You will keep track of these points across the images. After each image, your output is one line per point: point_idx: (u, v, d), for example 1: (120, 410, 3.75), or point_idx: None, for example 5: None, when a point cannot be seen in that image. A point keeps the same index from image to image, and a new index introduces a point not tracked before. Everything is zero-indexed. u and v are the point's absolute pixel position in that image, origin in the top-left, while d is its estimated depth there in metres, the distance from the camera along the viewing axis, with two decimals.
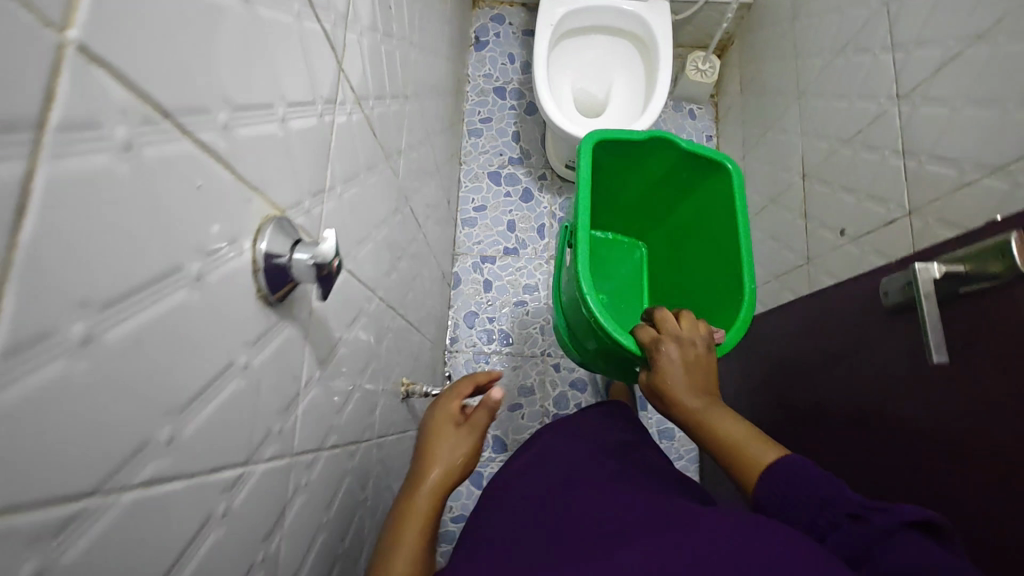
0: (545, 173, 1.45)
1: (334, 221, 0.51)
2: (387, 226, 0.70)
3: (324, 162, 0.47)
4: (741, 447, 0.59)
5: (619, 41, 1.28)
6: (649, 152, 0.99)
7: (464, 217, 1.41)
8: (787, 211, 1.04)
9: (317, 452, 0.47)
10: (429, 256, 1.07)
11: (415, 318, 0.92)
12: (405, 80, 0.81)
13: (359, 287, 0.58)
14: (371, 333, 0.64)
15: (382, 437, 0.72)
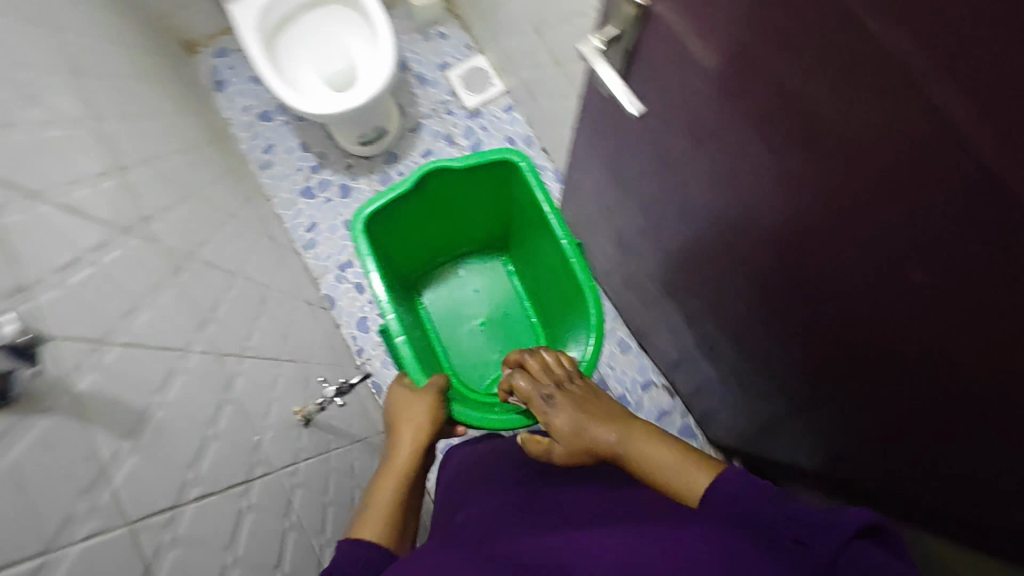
0: (350, 160, 1.45)
1: (71, 306, 0.50)
2: (172, 288, 0.70)
3: (11, 259, 0.46)
4: (669, 475, 0.58)
5: (328, 9, 1.27)
6: (436, 191, 1.08)
7: (304, 243, 1.40)
8: (549, 66, 1.11)
9: (176, 506, 0.52)
10: (274, 296, 1.06)
11: (284, 354, 0.92)
12: (118, 148, 0.78)
13: (155, 352, 0.58)
14: (207, 387, 0.64)
15: (291, 465, 0.74)
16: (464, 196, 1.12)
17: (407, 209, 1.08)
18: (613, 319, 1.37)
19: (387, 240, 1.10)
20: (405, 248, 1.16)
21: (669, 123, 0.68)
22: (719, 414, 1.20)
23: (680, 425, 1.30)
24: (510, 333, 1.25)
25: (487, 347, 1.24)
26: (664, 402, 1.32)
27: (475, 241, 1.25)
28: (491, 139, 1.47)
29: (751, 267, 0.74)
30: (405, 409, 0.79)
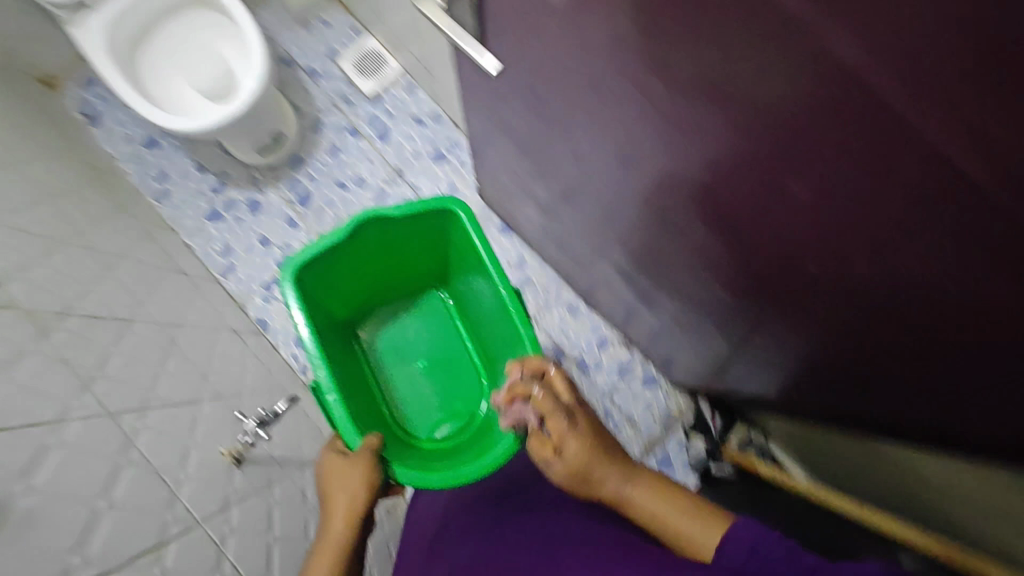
0: (254, 173, 1.36)
1: None
2: (42, 355, 0.62)
3: None
4: (679, 529, 0.59)
5: (186, 14, 1.17)
6: (371, 237, 0.99)
7: (222, 270, 1.31)
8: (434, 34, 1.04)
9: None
10: (189, 333, 0.99)
11: (203, 394, 0.86)
12: None
13: (22, 432, 0.52)
14: (100, 455, 0.59)
15: (222, 513, 0.69)
16: (403, 240, 1.03)
17: (344, 254, 0.98)
18: (556, 283, 1.34)
19: (319, 287, 1.00)
20: (336, 291, 1.05)
21: (548, 72, 0.63)
22: (677, 355, 1.19)
23: (642, 375, 1.29)
24: (452, 377, 1.13)
25: (429, 392, 1.13)
26: (622, 355, 1.30)
27: (412, 280, 1.14)
28: (398, 122, 1.39)
29: (665, 205, 0.71)
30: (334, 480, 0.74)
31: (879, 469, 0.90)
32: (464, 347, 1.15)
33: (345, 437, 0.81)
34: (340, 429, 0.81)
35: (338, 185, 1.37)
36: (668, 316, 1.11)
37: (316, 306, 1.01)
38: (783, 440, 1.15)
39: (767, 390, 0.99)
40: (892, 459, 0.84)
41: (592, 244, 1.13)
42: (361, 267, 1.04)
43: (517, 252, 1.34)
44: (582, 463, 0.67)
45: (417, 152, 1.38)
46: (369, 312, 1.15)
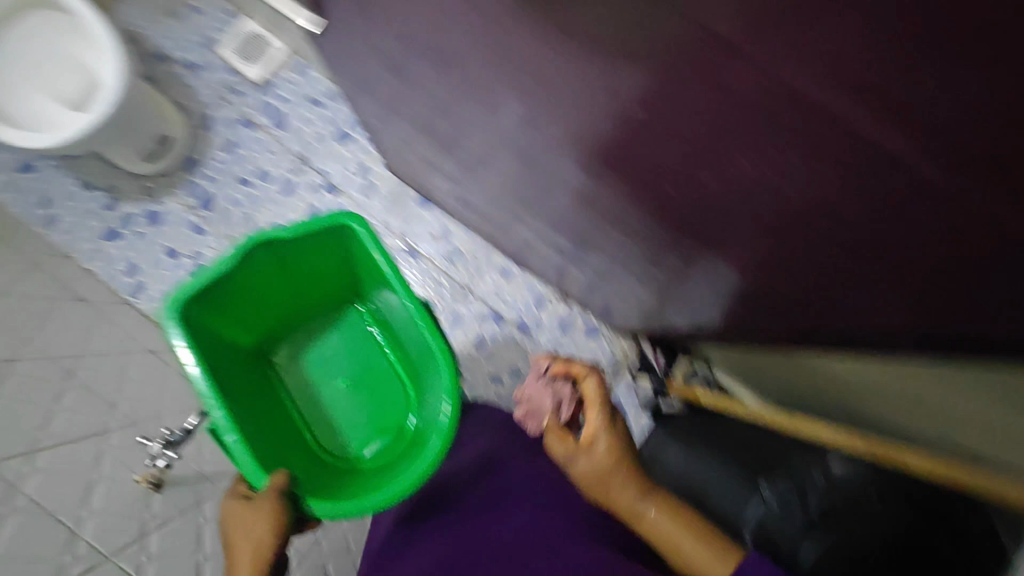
0: (147, 183, 1.27)
1: None
2: None
3: None
4: (691, 563, 0.62)
5: (24, 18, 1.06)
6: (263, 260, 0.94)
7: (131, 290, 1.24)
8: None
9: None
10: (93, 362, 0.92)
11: (113, 424, 0.81)
12: None
13: None
14: None
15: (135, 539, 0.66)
16: (300, 258, 0.98)
17: (239, 281, 0.93)
18: (486, 248, 1.30)
19: (212, 320, 0.93)
20: (237, 321, 0.99)
21: None
22: (614, 301, 1.18)
23: (584, 327, 1.28)
24: (376, 393, 1.06)
25: (355, 412, 1.06)
26: (561, 311, 1.28)
27: (321, 298, 1.08)
28: (293, 105, 1.31)
29: None
30: (236, 530, 0.69)
31: (808, 380, 0.90)
32: (387, 361, 1.08)
33: (248, 479, 0.78)
34: (243, 472, 0.78)
35: (241, 182, 1.29)
36: (598, 262, 1.09)
37: (214, 339, 0.93)
38: (722, 365, 1.15)
39: (699, 321, 1.00)
40: (816, 369, 0.84)
41: (510, 201, 1.10)
42: (257, 290, 0.98)
43: (440, 224, 1.30)
44: (606, 466, 0.72)
45: (319, 135, 1.31)
46: (282, 338, 1.08)
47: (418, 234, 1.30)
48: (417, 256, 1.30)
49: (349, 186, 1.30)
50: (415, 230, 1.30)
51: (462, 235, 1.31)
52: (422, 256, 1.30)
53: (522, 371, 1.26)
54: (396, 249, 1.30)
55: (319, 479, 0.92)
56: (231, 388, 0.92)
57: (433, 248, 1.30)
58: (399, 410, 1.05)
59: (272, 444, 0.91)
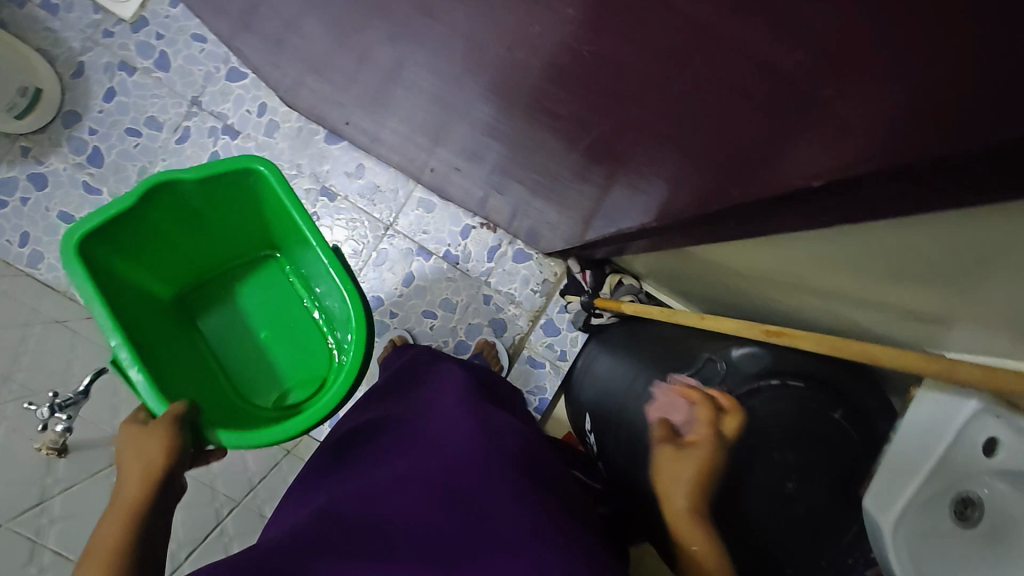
0: (24, 142, 1.17)
1: None
2: None
3: None
4: None
5: None
6: (171, 208, 0.87)
7: (27, 261, 1.16)
8: None
9: None
10: None
11: (7, 395, 0.77)
12: None
13: None
14: None
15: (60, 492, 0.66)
16: (212, 209, 0.92)
17: (145, 233, 0.87)
18: (403, 182, 1.26)
19: (123, 267, 0.87)
20: (150, 273, 0.94)
21: None
22: (537, 222, 1.16)
23: (513, 253, 1.26)
24: (296, 342, 1.07)
25: (277, 362, 1.06)
26: (488, 239, 1.26)
27: (235, 251, 1.04)
28: (176, 43, 1.21)
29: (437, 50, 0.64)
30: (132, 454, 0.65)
31: (722, 280, 0.91)
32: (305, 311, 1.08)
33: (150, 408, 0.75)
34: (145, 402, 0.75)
35: (131, 134, 1.20)
36: (513, 184, 1.07)
37: (128, 286, 0.88)
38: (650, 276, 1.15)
39: (616, 232, 0.99)
40: (726, 266, 0.84)
41: (417, 128, 1.05)
42: (167, 241, 0.92)
43: (353, 161, 1.25)
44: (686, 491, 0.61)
45: (208, 75, 1.22)
46: (198, 293, 1.04)
47: (332, 173, 1.24)
48: (334, 197, 1.24)
49: (251, 128, 1.23)
50: (328, 168, 1.24)
51: (377, 171, 1.26)
52: (339, 195, 1.25)
53: (454, 304, 1.25)
54: (310, 190, 1.24)
55: (243, 422, 0.93)
56: (153, 342, 0.89)
57: (348, 186, 1.25)
58: (316, 359, 1.06)
59: (197, 393, 0.90)
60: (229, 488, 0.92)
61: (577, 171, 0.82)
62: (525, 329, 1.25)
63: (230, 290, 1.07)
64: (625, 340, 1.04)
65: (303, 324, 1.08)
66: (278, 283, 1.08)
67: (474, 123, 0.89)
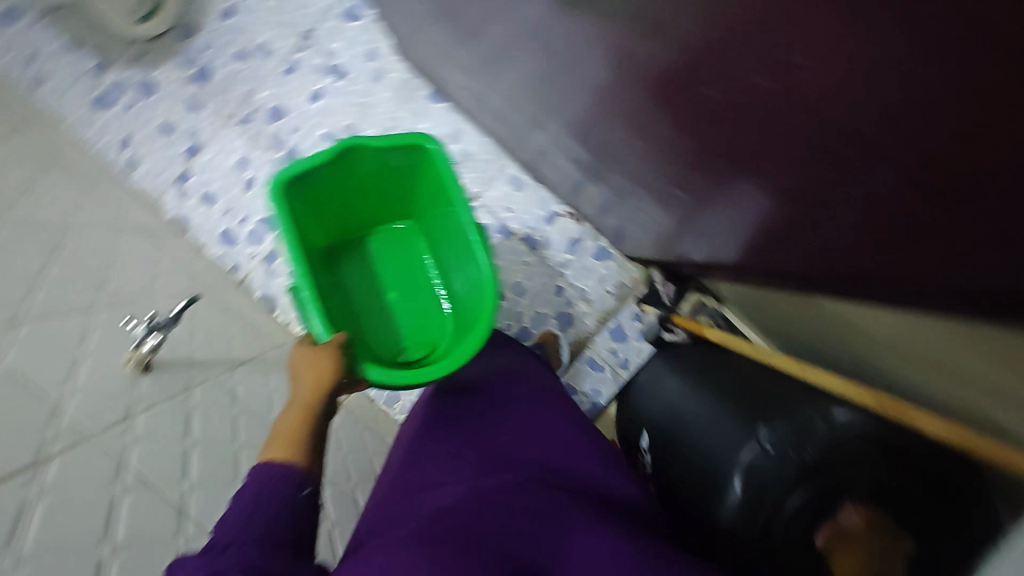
0: (138, 49, 1.18)
1: None
2: None
3: None
4: None
5: None
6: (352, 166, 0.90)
7: (124, 164, 1.18)
8: None
9: (14, 524, 0.46)
10: (80, 235, 0.88)
11: (99, 302, 0.78)
12: None
13: None
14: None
15: (149, 404, 0.69)
16: (382, 174, 0.94)
17: (323, 184, 0.90)
18: (497, 157, 1.22)
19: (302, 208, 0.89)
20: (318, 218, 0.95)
21: None
22: (626, 222, 1.13)
23: (594, 250, 1.22)
24: (419, 307, 1.01)
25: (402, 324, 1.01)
26: (573, 230, 1.22)
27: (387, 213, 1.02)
28: None
29: None
30: (307, 368, 0.69)
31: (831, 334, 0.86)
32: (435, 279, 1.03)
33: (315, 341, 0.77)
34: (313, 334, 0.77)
35: (241, 57, 1.19)
36: (616, 180, 1.03)
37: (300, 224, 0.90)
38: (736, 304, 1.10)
39: (718, 255, 0.94)
40: (837, 320, 0.79)
41: (530, 99, 1.02)
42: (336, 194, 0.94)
43: (451, 125, 1.20)
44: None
45: (326, 10, 1.21)
46: (347, 245, 1.03)
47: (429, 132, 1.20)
48: None
49: (358, 72, 1.20)
50: (427, 127, 1.20)
51: (472, 139, 1.21)
52: None
53: (525, 289, 1.22)
54: None
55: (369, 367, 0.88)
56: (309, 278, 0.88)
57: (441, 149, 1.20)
58: (433, 331, 1.00)
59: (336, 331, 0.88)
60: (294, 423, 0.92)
61: (701, 189, 0.78)
62: (591, 329, 1.22)
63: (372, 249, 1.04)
64: (700, 365, 1.00)
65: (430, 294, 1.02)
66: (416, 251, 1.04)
67: (608, 107, 0.84)
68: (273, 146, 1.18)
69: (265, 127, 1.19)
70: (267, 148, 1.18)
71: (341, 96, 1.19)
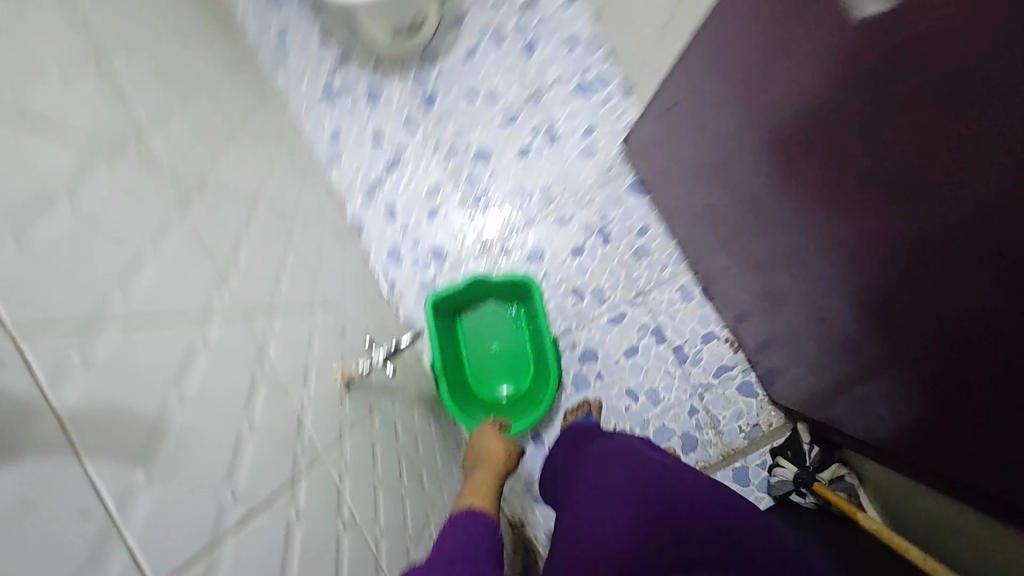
0: (378, 59, 1.22)
1: (134, 352, 0.39)
2: (199, 251, 0.55)
3: (62, 294, 0.35)
4: None
5: None
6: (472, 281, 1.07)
7: (327, 158, 1.22)
8: None
9: (285, 554, 0.45)
10: (301, 224, 0.89)
11: (316, 302, 0.78)
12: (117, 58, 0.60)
13: (208, 364, 0.47)
14: (270, 391, 0.54)
15: (353, 430, 0.67)
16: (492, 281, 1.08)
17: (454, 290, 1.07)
18: (676, 261, 1.21)
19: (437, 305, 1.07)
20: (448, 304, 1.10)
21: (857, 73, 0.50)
22: (783, 370, 1.10)
23: (740, 383, 1.19)
24: (513, 361, 1.14)
25: (503, 373, 1.14)
26: (725, 356, 1.20)
27: (495, 290, 1.13)
28: (548, 38, 1.22)
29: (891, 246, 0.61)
30: (484, 440, 0.83)
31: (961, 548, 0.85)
32: (526, 345, 1.14)
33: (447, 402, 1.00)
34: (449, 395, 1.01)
35: (468, 95, 1.22)
36: (792, 338, 1.00)
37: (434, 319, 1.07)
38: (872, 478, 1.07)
39: (890, 448, 0.89)
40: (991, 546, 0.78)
41: (715, 227, 1.02)
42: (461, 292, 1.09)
43: (641, 219, 1.20)
44: None
45: (560, 78, 1.22)
46: (460, 309, 1.14)
47: (617, 220, 1.20)
48: (606, 242, 1.20)
49: (570, 143, 1.21)
50: (617, 214, 1.20)
51: (655, 238, 1.21)
52: (611, 244, 1.20)
53: (659, 398, 1.19)
54: (588, 223, 1.20)
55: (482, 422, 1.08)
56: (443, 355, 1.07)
57: (625, 237, 1.20)
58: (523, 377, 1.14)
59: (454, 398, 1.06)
60: (434, 469, 0.90)
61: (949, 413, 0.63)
62: (713, 460, 1.17)
63: (477, 312, 1.15)
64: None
65: (523, 352, 1.14)
66: (514, 317, 1.15)
67: (799, 288, 0.81)
68: (467, 185, 1.21)
69: (466, 165, 1.21)
70: (462, 184, 1.21)
71: (547, 160, 1.21)
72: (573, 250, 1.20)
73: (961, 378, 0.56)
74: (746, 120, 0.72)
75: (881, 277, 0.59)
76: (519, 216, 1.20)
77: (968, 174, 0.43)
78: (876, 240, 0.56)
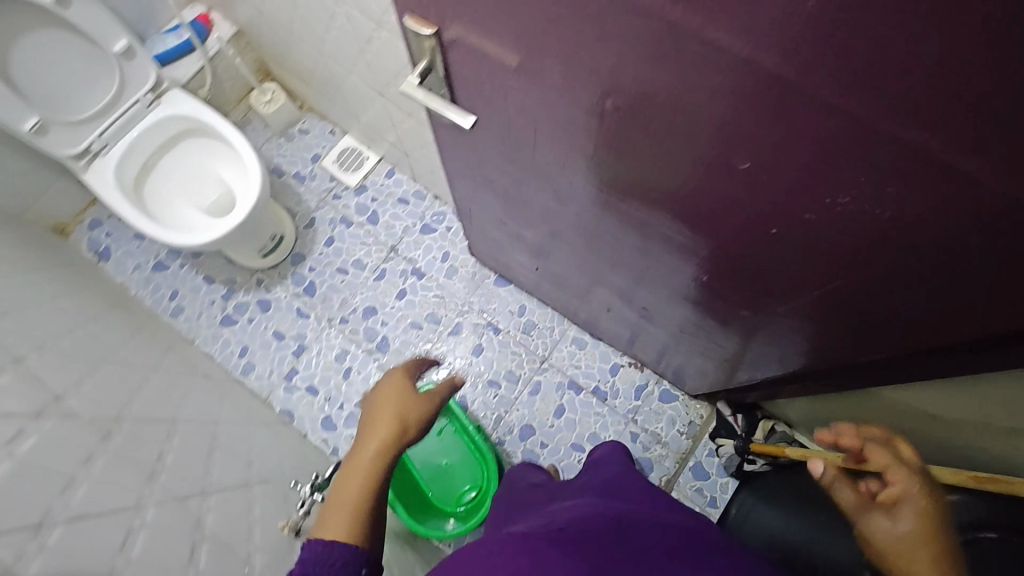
0: (258, 276, 1.44)
1: (82, 540, 0.52)
2: (126, 463, 0.68)
3: (16, 513, 0.49)
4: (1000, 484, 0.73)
5: (186, 144, 1.34)
6: None
7: (242, 370, 1.38)
8: (419, 124, 1.16)
9: None
10: (227, 426, 1.02)
11: (252, 479, 0.89)
12: (25, 356, 0.76)
13: (147, 537, 0.59)
14: (210, 549, 0.65)
15: None
16: None
17: None
18: (559, 320, 1.39)
19: None
20: None
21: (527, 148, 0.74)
22: (676, 366, 1.26)
23: (659, 394, 1.33)
24: (461, 464, 1.26)
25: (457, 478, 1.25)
26: (636, 378, 1.35)
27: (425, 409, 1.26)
28: (386, 205, 1.48)
29: (633, 235, 0.82)
30: (385, 402, 0.73)
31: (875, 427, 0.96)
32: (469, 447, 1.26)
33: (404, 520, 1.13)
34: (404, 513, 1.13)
35: (340, 271, 1.44)
36: (661, 337, 1.18)
37: None
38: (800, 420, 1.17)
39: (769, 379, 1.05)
40: (878, 410, 0.89)
41: (562, 282, 1.23)
42: None
43: (517, 302, 1.40)
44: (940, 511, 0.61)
45: (407, 227, 1.46)
46: None
47: (498, 311, 1.40)
48: (498, 331, 1.38)
49: (436, 271, 1.43)
50: (496, 307, 1.40)
51: (535, 311, 1.40)
52: (503, 331, 1.38)
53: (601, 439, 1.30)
54: (477, 324, 1.39)
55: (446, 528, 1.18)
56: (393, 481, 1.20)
57: (511, 322, 1.39)
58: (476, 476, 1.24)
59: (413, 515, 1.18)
60: None
61: (752, 312, 0.80)
62: (671, 470, 1.28)
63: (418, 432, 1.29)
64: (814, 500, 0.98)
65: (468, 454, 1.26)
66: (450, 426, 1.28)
67: (633, 280, 1.00)
68: (367, 340, 1.39)
69: (360, 325, 1.40)
70: (363, 341, 1.39)
71: (423, 291, 1.42)
72: (474, 351, 1.37)
73: (781, 299, 0.70)
74: (514, 199, 0.96)
75: (703, 247, 0.70)
76: (420, 345, 1.38)
77: (679, 161, 0.56)
78: (680, 213, 0.66)
